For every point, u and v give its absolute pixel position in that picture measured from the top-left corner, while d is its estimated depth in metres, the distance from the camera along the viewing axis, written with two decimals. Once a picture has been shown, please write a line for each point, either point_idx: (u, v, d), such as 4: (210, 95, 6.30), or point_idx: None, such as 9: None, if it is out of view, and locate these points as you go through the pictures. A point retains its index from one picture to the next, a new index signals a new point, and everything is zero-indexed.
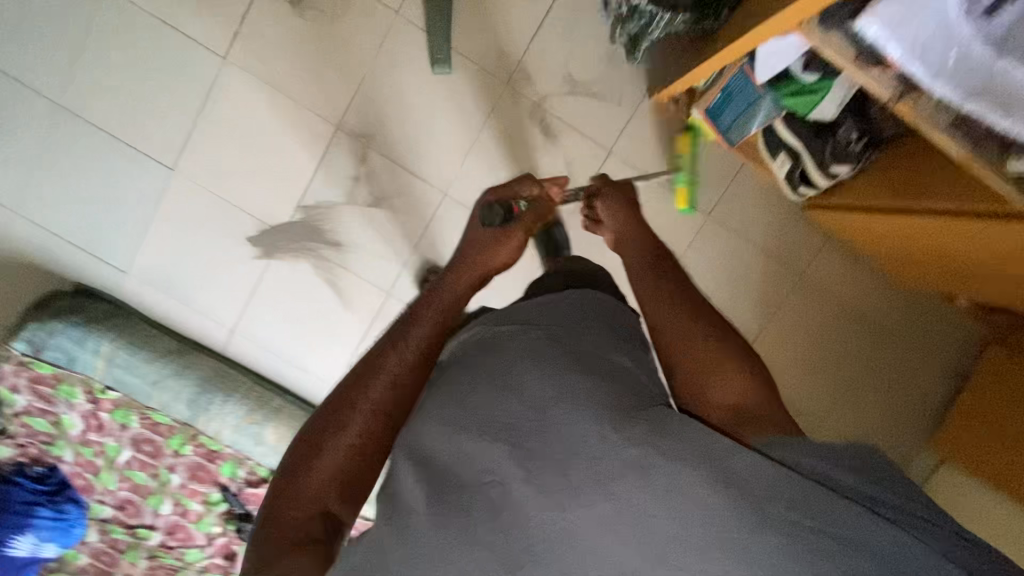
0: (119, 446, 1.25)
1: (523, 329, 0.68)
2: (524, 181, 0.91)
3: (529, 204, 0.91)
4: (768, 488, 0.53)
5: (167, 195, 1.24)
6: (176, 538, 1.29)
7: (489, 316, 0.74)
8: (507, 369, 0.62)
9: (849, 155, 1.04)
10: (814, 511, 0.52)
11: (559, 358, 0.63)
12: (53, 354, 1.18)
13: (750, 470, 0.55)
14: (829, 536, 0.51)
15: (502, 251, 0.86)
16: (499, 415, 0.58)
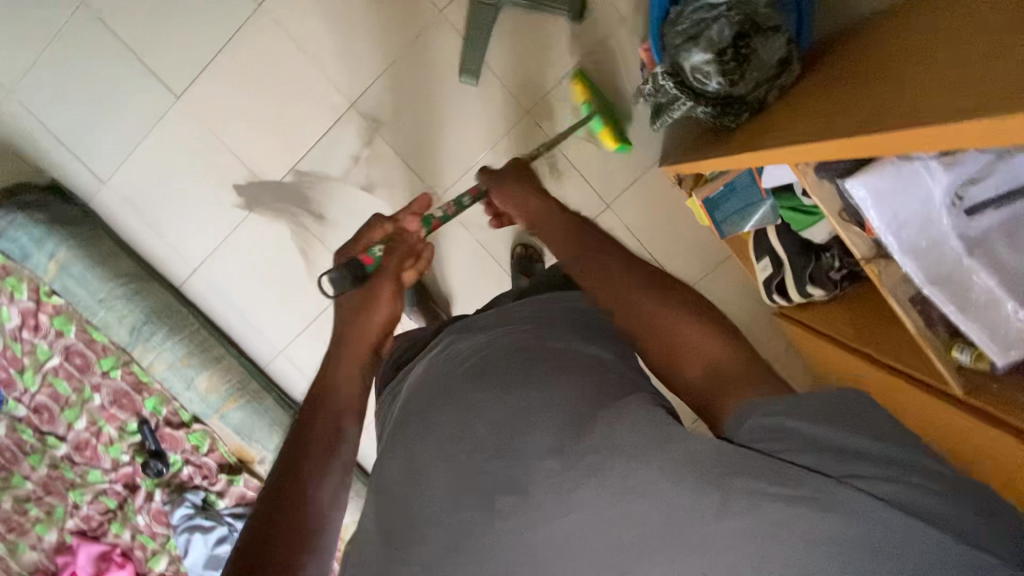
0: (50, 352, 1.24)
1: (490, 343, 0.69)
2: (371, 227, 0.85)
3: (382, 248, 0.83)
4: (787, 424, 0.47)
5: (165, 121, 1.22)
6: (83, 455, 1.28)
7: (452, 331, 0.78)
8: (476, 384, 0.63)
9: (827, 280, 1.05)
10: (845, 445, 0.44)
11: (518, 371, 0.63)
12: (7, 245, 1.17)
13: (760, 420, 0.49)
14: (856, 459, 0.43)
15: (374, 311, 0.76)
16: (461, 423, 0.61)
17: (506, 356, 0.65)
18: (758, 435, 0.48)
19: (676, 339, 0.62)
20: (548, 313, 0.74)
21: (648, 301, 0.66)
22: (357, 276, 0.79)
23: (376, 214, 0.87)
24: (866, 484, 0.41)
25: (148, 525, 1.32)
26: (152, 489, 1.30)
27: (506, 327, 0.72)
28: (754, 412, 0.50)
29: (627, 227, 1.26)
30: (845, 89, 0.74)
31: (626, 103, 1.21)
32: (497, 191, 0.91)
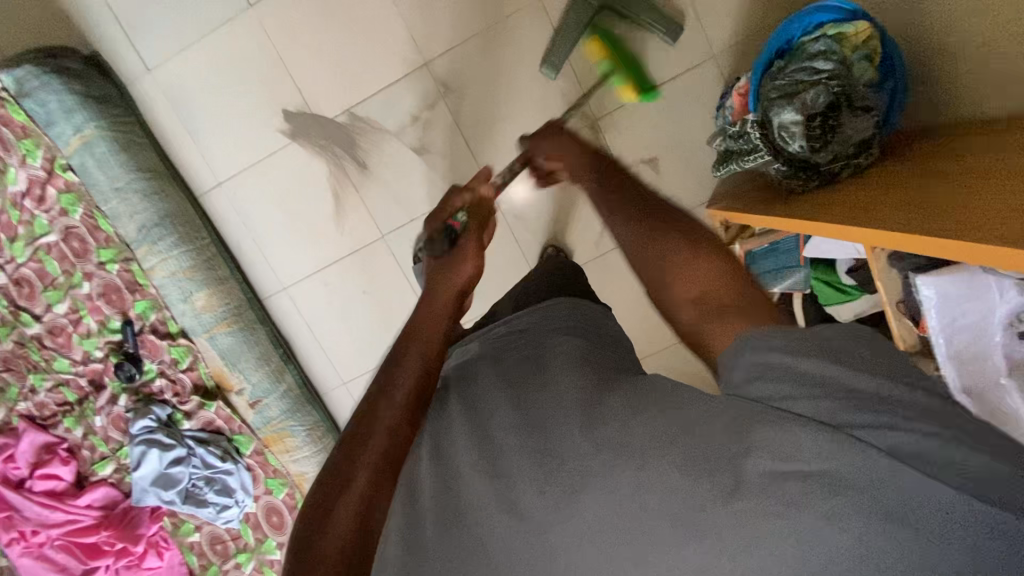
0: (48, 227, 1.18)
1: (512, 348, 0.67)
2: (456, 194, 0.88)
3: (465, 214, 0.86)
4: (786, 364, 0.47)
5: (230, 25, 1.17)
6: (54, 341, 1.22)
7: (484, 334, 0.74)
8: (495, 389, 0.60)
9: None
10: (838, 382, 0.44)
11: (536, 380, 0.59)
12: (32, 106, 1.10)
13: (761, 357, 0.49)
14: (854, 404, 0.43)
15: (463, 268, 0.80)
16: (481, 432, 0.57)
17: (520, 364, 0.63)
18: (754, 365, 0.50)
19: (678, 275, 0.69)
20: (568, 320, 0.71)
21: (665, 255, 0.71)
22: (446, 239, 0.85)
23: (454, 186, 0.89)
24: (862, 428, 0.42)
25: (104, 428, 1.27)
26: (119, 393, 1.25)
27: (530, 336, 0.67)
28: (745, 351, 0.52)
29: None
30: (928, 183, 0.74)
31: (695, 137, 1.20)
32: (545, 143, 0.89)
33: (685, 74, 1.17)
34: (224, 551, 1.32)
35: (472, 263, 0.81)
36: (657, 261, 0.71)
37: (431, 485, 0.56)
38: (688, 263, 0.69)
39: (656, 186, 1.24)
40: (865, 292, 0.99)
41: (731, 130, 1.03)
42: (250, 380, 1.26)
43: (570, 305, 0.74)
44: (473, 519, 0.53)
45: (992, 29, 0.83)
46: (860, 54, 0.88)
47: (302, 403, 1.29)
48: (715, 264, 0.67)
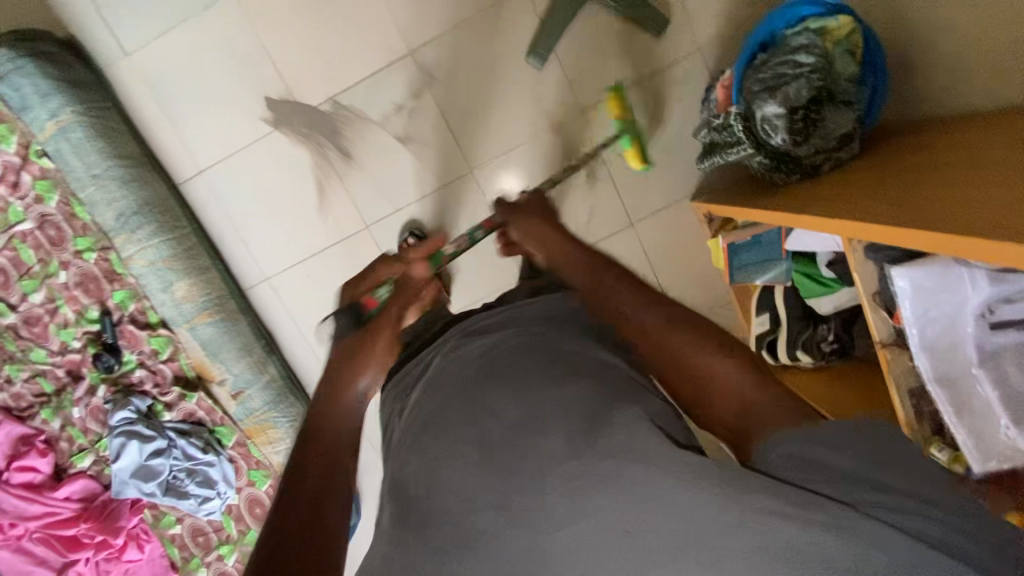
0: (22, 215, 1.15)
1: (496, 345, 0.66)
2: (377, 267, 0.83)
3: (387, 291, 0.82)
4: (815, 457, 0.50)
5: (211, 9, 1.15)
6: (29, 331, 1.20)
7: (459, 326, 0.74)
8: (485, 381, 0.61)
9: (817, 350, 1.10)
10: (862, 475, 0.47)
11: (523, 370, 0.61)
12: (6, 91, 1.07)
13: (791, 451, 0.51)
14: (868, 485, 0.46)
15: (369, 367, 0.72)
16: (470, 419, 0.59)
17: (508, 356, 0.63)
18: (783, 462, 0.51)
19: (714, 381, 0.62)
20: (555, 313, 0.70)
21: (688, 344, 0.64)
22: (356, 319, 0.79)
23: (384, 255, 0.85)
24: (889, 516, 0.45)
25: (82, 419, 1.25)
26: (97, 384, 1.23)
27: (512, 327, 0.68)
28: (778, 446, 0.53)
29: (644, 250, 1.28)
30: (906, 176, 0.75)
31: (680, 129, 1.21)
32: (518, 226, 0.85)
33: (671, 66, 1.18)
34: (206, 543, 1.31)
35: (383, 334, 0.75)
36: (695, 363, 0.63)
37: (418, 470, 0.58)
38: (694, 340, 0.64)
39: (642, 177, 1.24)
40: (847, 285, 1.00)
41: (716, 122, 1.03)
42: (232, 369, 1.25)
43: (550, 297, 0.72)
44: (453, 507, 0.54)
45: (970, 23, 0.84)
46: (841, 50, 0.89)
47: (286, 394, 1.29)
48: (731, 366, 0.62)
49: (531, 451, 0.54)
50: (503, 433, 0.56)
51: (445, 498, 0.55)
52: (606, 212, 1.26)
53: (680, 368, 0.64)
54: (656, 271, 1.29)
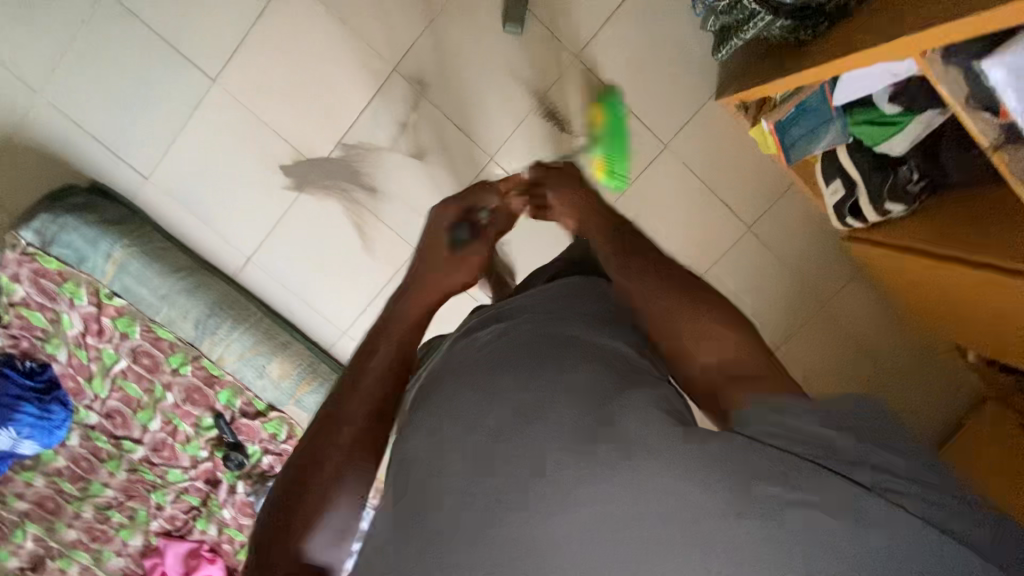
0: (116, 355, 1.22)
1: (512, 328, 0.64)
2: (483, 190, 0.86)
3: (488, 213, 0.86)
4: (794, 424, 0.48)
5: (203, 106, 1.18)
6: (161, 456, 1.28)
7: (485, 310, 0.74)
8: (502, 363, 0.58)
9: (906, 194, 1.03)
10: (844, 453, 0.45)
11: (543, 347, 0.59)
12: (61, 250, 1.13)
13: (773, 424, 0.48)
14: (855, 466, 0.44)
15: (460, 274, 0.81)
16: (481, 400, 0.55)
17: (537, 339, 0.60)
18: (767, 431, 0.48)
19: (705, 341, 0.59)
20: (575, 294, 0.68)
21: (680, 311, 0.62)
22: (467, 229, 0.84)
23: (483, 180, 0.87)
24: (888, 496, 0.43)
25: (234, 518, 1.31)
26: (235, 482, 1.30)
27: (535, 307, 0.67)
28: (761, 417, 0.50)
29: (687, 167, 1.24)
30: None
31: (677, 36, 1.17)
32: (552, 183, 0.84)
33: None
34: None
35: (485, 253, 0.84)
36: (676, 324, 0.61)
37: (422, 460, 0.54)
38: (673, 293, 0.63)
39: (655, 97, 1.20)
40: (915, 114, 0.94)
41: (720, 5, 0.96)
42: None
43: (567, 284, 0.71)
44: (460, 487, 0.50)
45: None
46: None
47: None
48: (737, 335, 0.58)
49: (548, 424, 0.51)
50: (507, 417, 0.53)
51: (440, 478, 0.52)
52: (634, 144, 1.23)
53: (671, 331, 0.62)
54: (706, 182, 1.25)
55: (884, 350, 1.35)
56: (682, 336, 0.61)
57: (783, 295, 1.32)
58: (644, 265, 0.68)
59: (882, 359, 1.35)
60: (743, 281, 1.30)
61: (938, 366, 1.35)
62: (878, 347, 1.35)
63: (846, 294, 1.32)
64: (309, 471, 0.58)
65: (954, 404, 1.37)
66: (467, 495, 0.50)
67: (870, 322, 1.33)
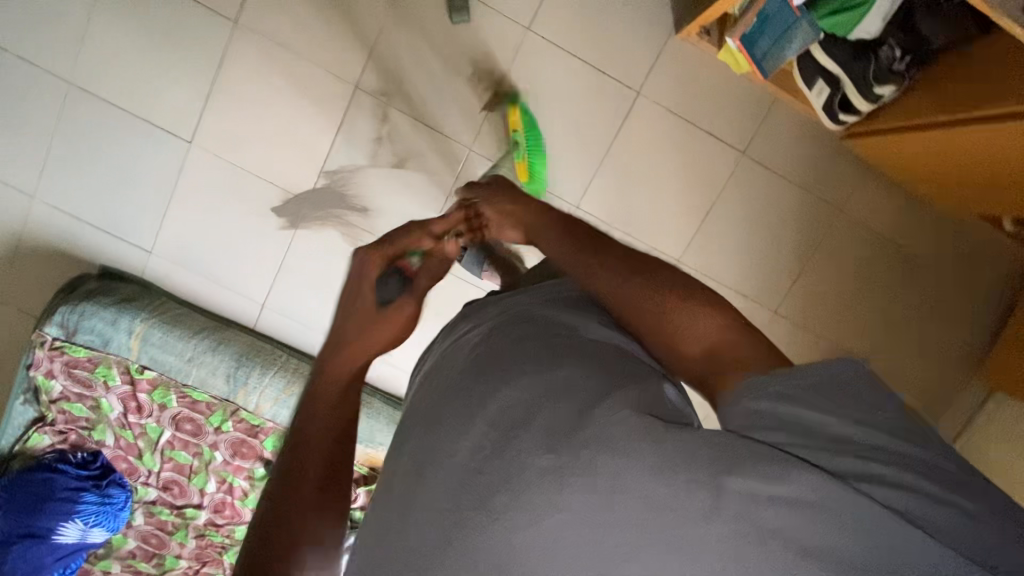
0: (159, 427, 1.24)
1: (493, 331, 0.61)
2: (408, 234, 0.81)
3: (420, 260, 0.81)
4: (797, 415, 0.44)
5: (186, 168, 1.22)
6: (223, 516, 1.29)
7: (477, 306, 0.71)
8: (483, 368, 0.56)
9: (893, 74, 1.01)
10: (844, 440, 0.42)
11: (522, 351, 0.56)
12: (87, 337, 1.16)
13: (762, 404, 0.46)
14: (852, 452, 0.41)
15: (382, 332, 0.73)
16: (466, 410, 0.53)
17: (523, 343, 0.57)
18: (756, 419, 0.46)
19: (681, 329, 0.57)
20: (561, 295, 0.65)
21: (649, 294, 0.59)
22: (395, 284, 0.77)
23: (413, 221, 0.82)
24: (872, 488, 0.39)
25: None
26: None
27: (519, 306, 0.65)
28: (754, 394, 0.47)
29: (664, 108, 1.22)
30: None
31: None
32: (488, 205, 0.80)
33: None
34: None
35: (412, 300, 0.76)
36: (644, 305, 0.59)
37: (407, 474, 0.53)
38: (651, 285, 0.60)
39: (615, 50, 1.19)
40: None
41: None
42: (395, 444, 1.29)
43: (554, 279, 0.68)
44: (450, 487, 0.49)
45: None
46: None
47: None
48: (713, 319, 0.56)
49: (526, 434, 0.48)
50: (503, 412, 0.51)
51: (436, 486, 0.50)
52: (606, 100, 1.22)
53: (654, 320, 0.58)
54: (689, 118, 1.23)
55: (915, 246, 1.30)
56: (666, 322, 0.58)
57: (797, 211, 1.28)
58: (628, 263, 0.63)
59: (915, 255, 1.30)
60: (751, 209, 1.27)
61: (976, 249, 1.30)
62: (908, 243, 1.29)
63: (862, 193, 1.27)
64: (291, 475, 0.61)
65: (1005, 281, 1.31)
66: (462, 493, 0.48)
67: (892, 220, 1.28)
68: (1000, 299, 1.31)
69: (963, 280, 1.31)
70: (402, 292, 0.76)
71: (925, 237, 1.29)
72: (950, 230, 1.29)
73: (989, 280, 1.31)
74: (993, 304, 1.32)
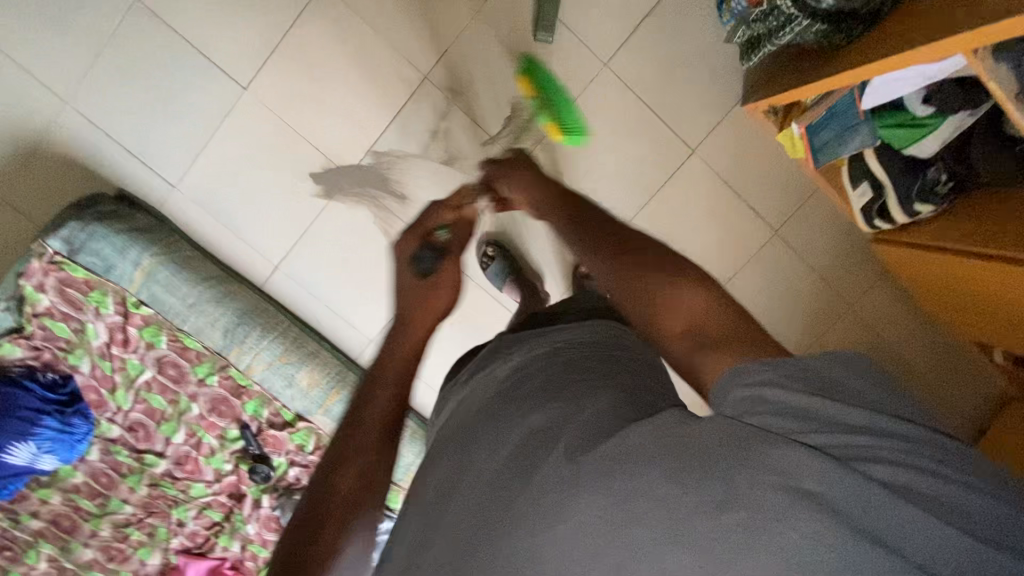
0: (142, 365, 1.20)
1: (524, 364, 0.64)
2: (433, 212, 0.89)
3: (446, 232, 0.89)
4: (778, 394, 0.47)
5: (234, 113, 1.19)
6: (184, 470, 1.26)
7: (503, 339, 0.75)
8: (513, 398, 0.59)
9: (934, 195, 1.07)
10: (837, 419, 0.46)
11: (548, 383, 0.58)
12: (89, 259, 1.11)
13: (757, 391, 0.48)
14: (860, 433, 0.45)
15: (441, 295, 0.81)
16: (495, 430, 0.56)
17: (545, 374, 0.60)
18: (738, 401, 0.49)
19: (670, 301, 0.57)
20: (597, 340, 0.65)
21: (644, 277, 0.60)
22: (430, 258, 0.84)
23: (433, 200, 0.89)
24: (864, 468, 0.43)
25: (258, 533, 1.29)
26: (259, 495, 1.28)
27: (547, 344, 0.66)
28: (735, 381, 0.50)
29: (715, 171, 1.26)
30: None
31: (702, 43, 1.19)
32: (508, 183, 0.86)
33: None
34: None
35: (451, 266, 0.83)
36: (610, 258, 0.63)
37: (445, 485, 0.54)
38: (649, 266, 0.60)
39: (681, 106, 1.23)
40: (947, 115, 0.96)
41: (753, 14, 0.99)
42: None
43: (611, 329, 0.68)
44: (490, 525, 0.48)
45: None
46: None
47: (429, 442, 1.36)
48: (694, 295, 0.57)
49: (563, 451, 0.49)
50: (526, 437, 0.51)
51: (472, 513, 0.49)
52: (661, 152, 1.25)
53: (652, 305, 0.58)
54: (732, 186, 1.27)
55: (909, 355, 1.36)
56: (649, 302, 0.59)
57: (809, 300, 1.33)
58: (602, 236, 0.67)
59: (907, 364, 1.36)
60: (767, 287, 1.32)
61: (963, 370, 1.37)
62: (903, 352, 1.36)
63: (872, 296, 1.34)
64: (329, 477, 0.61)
65: (980, 408, 1.38)
66: (489, 509, 0.49)
67: (894, 326, 1.35)
68: (972, 423, 1.38)
69: (942, 398, 1.38)
70: (437, 265, 0.83)
71: (920, 350, 1.36)
72: (941, 346, 1.36)
73: (965, 403, 1.38)
74: (964, 426, 1.39)
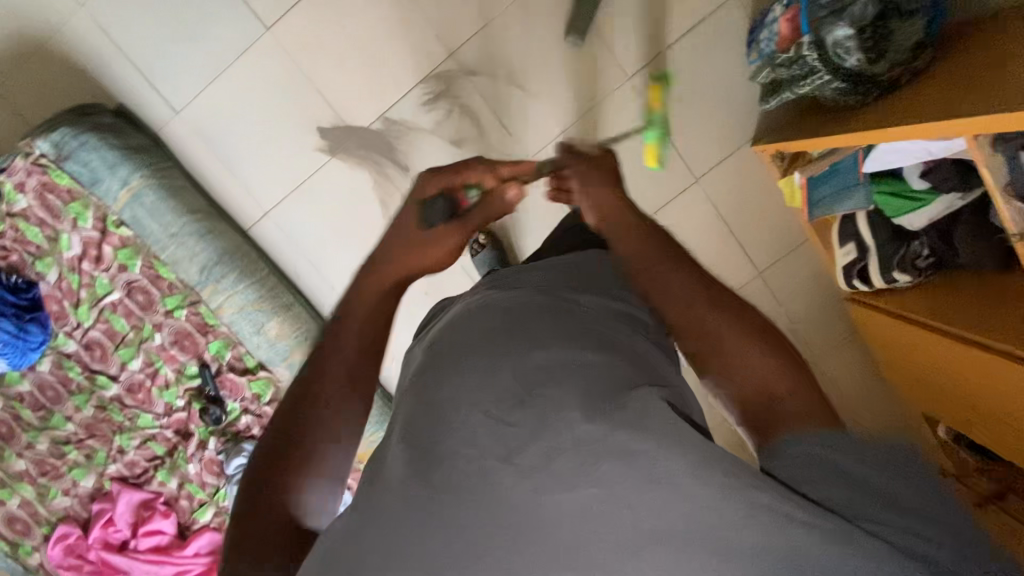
0: (110, 286, 1.18)
1: (518, 300, 0.63)
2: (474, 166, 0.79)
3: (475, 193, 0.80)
4: (828, 458, 0.45)
5: (251, 50, 1.16)
6: (135, 398, 1.24)
7: (499, 273, 0.74)
8: (510, 331, 0.58)
9: (913, 267, 1.10)
10: (866, 482, 0.43)
11: (545, 330, 0.57)
12: (75, 168, 1.08)
13: (801, 450, 0.47)
14: (891, 508, 0.41)
15: (427, 256, 0.74)
16: (487, 363, 0.55)
17: (542, 320, 0.59)
18: (794, 462, 0.47)
19: (725, 340, 0.57)
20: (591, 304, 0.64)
21: (699, 302, 0.60)
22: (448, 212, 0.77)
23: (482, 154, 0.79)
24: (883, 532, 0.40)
25: (198, 474, 1.28)
26: (206, 437, 1.27)
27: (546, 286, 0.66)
28: (801, 433, 0.48)
29: (713, 203, 1.29)
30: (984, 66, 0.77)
31: (727, 77, 1.20)
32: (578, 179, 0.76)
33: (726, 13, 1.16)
34: None
35: (458, 232, 0.75)
36: (652, 268, 0.65)
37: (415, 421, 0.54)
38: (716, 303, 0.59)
39: (692, 134, 1.24)
40: (942, 194, 0.98)
41: (780, 58, 1.01)
42: None
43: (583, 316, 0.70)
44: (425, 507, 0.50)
45: None
46: None
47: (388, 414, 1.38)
48: (756, 345, 0.56)
49: None
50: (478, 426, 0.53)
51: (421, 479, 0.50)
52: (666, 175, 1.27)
53: (703, 338, 0.59)
54: (727, 221, 1.31)
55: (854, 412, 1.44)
56: (710, 328, 0.59)
57: None
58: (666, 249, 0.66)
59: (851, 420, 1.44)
60: None
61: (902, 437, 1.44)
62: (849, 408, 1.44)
63: (834, 351, 1.40)
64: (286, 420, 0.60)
65: None
66: None
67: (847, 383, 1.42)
68: None
69: None
70: (447, 221, 0.75)
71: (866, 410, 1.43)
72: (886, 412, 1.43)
73: None
74: None
